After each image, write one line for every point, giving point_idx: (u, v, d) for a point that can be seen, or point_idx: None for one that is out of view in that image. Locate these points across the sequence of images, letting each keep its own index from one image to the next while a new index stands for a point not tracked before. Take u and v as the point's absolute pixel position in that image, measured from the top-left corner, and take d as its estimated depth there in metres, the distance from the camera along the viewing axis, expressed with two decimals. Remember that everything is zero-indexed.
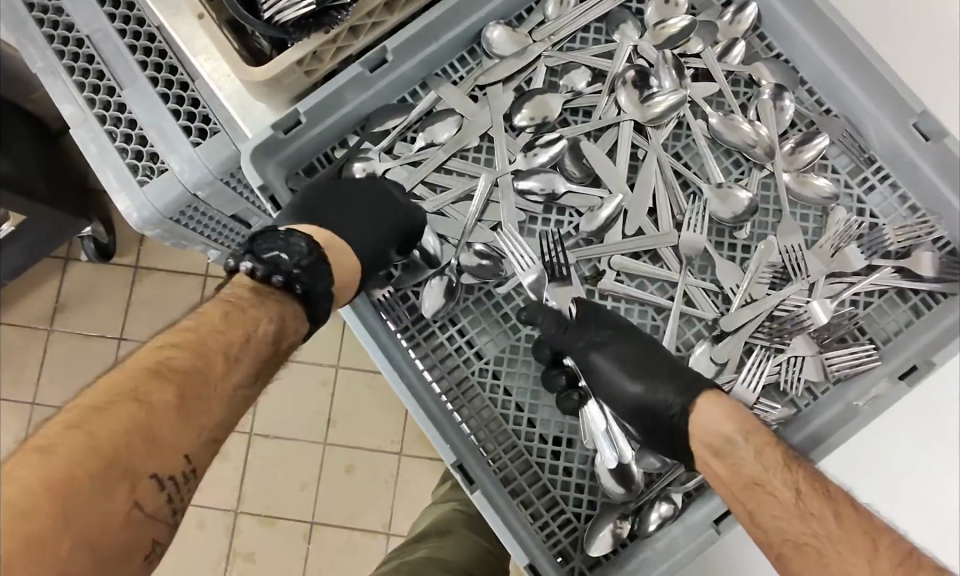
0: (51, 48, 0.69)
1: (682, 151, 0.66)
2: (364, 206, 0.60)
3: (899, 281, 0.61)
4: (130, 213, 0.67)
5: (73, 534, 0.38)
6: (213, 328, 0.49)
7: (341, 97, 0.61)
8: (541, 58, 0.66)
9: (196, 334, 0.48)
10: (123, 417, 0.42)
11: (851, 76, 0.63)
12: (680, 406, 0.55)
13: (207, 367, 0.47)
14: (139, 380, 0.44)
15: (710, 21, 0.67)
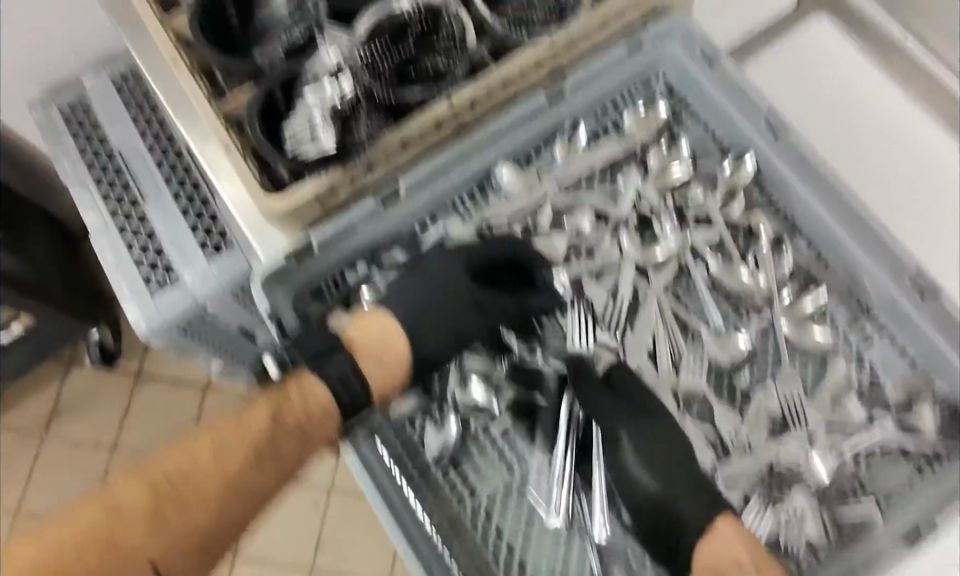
0: (86, 169, 0.77)
1: (683, 294, 0.67)
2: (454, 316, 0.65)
3: (901, 439, 0.60)
4: (140, 322, 0.71)
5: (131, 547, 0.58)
6: (287, 434, 0.62)
7: (354, 228, 0.64)
8: (549, 199, 0.68)
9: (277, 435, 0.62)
10: (170, 487, 0.60)
11: (847, 229, 0.64)
12: (695, 527, 0.56)
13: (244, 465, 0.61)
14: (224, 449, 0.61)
15: (711, 172, 0.70)
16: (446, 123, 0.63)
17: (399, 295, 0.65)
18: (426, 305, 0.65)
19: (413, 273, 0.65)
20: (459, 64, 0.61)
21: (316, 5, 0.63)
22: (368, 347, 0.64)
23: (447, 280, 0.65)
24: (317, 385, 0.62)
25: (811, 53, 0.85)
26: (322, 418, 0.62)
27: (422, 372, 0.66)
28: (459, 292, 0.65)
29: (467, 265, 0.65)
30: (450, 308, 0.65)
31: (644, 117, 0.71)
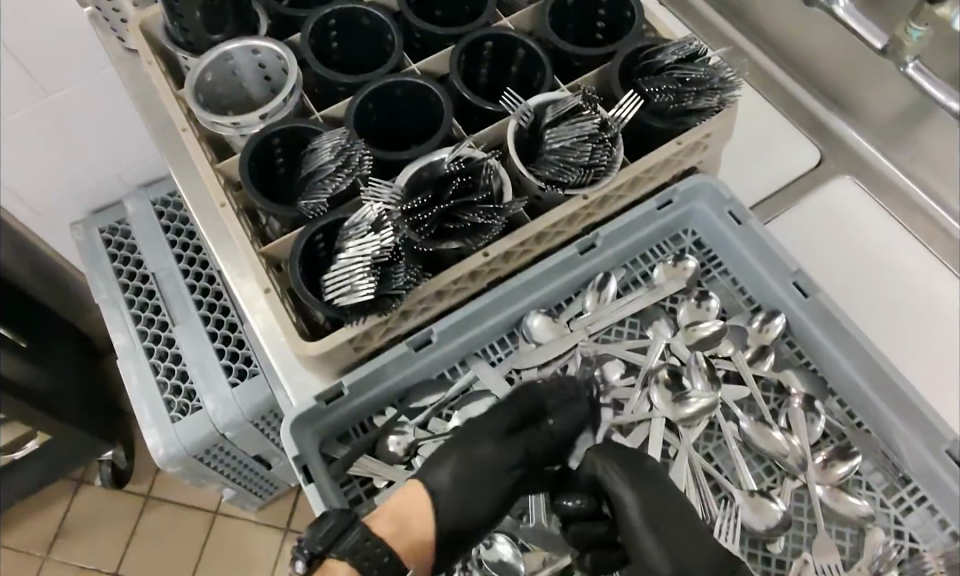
0: (144, 321, 0.92)
1: (714, 452, 0.66)
2: (477, 497, 0.62)
3: None
4: (158, 449, 0.85)
5: None
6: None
7: (383, 371, 0.64)
8: (578, 346, 0.68)
9: None
10: None
11: (880, 393, 0.64)
12: None
13: None
14: None
15: (741, 326, 0.69)
16: (481, 274, 0.64)
17: (444, 477, 0.62)
18: (473, 493, 0.62)
19: (444, 456, 0.62)
20: (498, 221, 0.61)
21: (362, 157, 0.64)
22: (406, 512, 0.60)
23: (480, 462, 0.62)
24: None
25: (833, 204, 0.80)
26: None
27: (464, 548, 0.62)
28: (494, 466, 0.62)
29: (496, 428, 0.63)
30: (487, 483, 0.62)
31: (671, 269, 0.72)
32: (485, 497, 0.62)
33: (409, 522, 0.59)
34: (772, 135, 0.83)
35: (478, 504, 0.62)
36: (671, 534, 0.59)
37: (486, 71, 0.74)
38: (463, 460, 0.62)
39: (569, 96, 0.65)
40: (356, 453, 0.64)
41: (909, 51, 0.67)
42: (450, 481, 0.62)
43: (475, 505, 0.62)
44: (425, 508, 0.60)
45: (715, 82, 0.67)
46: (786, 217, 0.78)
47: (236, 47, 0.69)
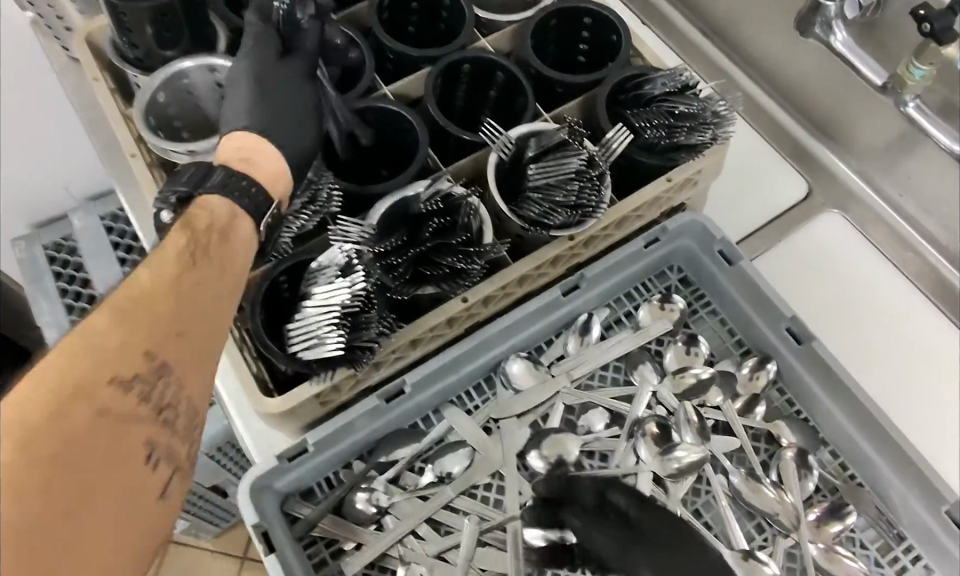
0: None
1: (703, 508, 0.62)
2: (288, 120, 0.57)
3: None
4: None
5: (97, 397, 0.37)
6: (196, 272, 0.43)
7: (351, 425, 0.59)
8: (560, 394, 0.64)
9: (168, 274, 0.41)
10: (179, 283, 0.42)
11: (875, 447, 0.61)
12: None
13: (199, 280, 0.43)
14: (153, 289, 0.41)
15: (729, 373, 0.66)
16: (459, 319, 0.59)
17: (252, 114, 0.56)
18: (280, 115, 0.57)
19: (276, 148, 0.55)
20: (477, 264, 0.57)
21: (329, 193, 0.59)
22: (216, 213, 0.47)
23: (300, 141, 0.57)
24: (229, 235, 0.47)
25: (821, 240, 0.77)
26: (228, 223, 0.47)
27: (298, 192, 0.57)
28: (308, 113, 0.59)
29: (313, 116, 0.59)
30: (306, 133, 0.58)
31: (657, 310, 0.68)
32: (303, 118, 0.58)
33: (229, 225, 0.47)
34: (760, 165, 0.80)
35: (296, 125, 0.57)
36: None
37: (462, 95, 0.69)
38: (252, 80, 0.58)
39: (552, 129, 0.62)
40: (321, 513, 0.59)
41: (910, 90, 0.64)
42: (271, 114, 0.56)
43: (294, 138, 0.56)
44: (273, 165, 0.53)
45: (708, 116, 0.63)
46: (774, 253, 0.75)
47: (191, 65, 0.63)
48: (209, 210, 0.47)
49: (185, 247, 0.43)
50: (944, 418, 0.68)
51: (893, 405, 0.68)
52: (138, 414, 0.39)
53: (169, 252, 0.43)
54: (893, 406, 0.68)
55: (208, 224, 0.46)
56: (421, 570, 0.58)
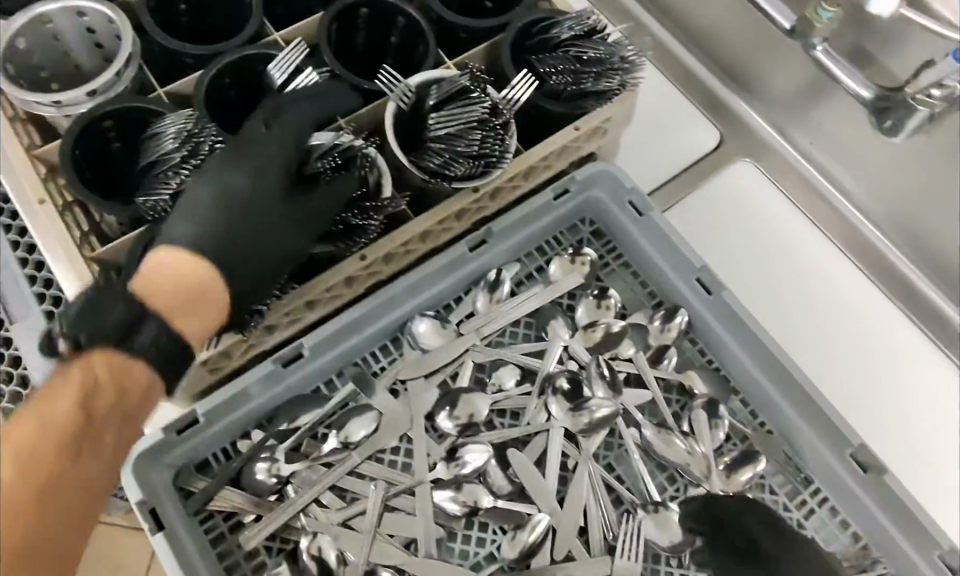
0: None
1: (615, 462, 0.62)
2: (271, 226, 0.50)
3: None
4: None
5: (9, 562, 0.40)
6: (113, 387, 0.43)
7: (246, 392, 0.55)
8: (469, 351, 0.63)
9: (96, 406, 0.43)
10: (62, 471, 0.42)
11: (782, 393, 0.61)
12: None
13: (81, 487, 0.42)
14: (70, 414, 0.41)
15: (642, 325, 0.65)
16: (359, 278, 0.56)
17: (223, 187, 0.49)
18: (233, 222, 0.49)
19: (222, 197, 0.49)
20: (375, 220, 0.54)
21: (212, 145, 0.55)
22: (160, 279, 0.46)
23: (257, 205, 0.50)
24: (132, 362, 0.44)
25: (732, 188, 0.76)
26: (137, 398, 0.44)
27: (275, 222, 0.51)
28: (310, 229, 0.52)
29: (279, 194, 0.51)
30: (305, 217, 0.51)
31: (568, 264, 0.67)
32: (281, 224, 0.51)
33: (139, 402, 0.45)
34: (673, 115, 0.79)
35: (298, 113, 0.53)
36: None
37: (361, 41, 0.65)
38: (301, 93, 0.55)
39: (454, 75, 0.58)
40: (218, 486, 0.56)
41: (818, 32, 0.63)
42: (254, 174, 0.50)
43: (251, 224, 0.49)
44: (210, 296, 0.47)
45: (615, 62, 0.61)
46: (686, 202, 0.75)
47: (55, 8, 0.58)
48: (174, 265, 0.46)
49: (95, 384, 0.43)
50: (845, 362, 0.68)
51: (804, 356, 0.68)
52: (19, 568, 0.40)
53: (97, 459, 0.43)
54: (803, 357, 0.68)
55: (115, 400, 0.43)
56: (327, 537, 0.56)
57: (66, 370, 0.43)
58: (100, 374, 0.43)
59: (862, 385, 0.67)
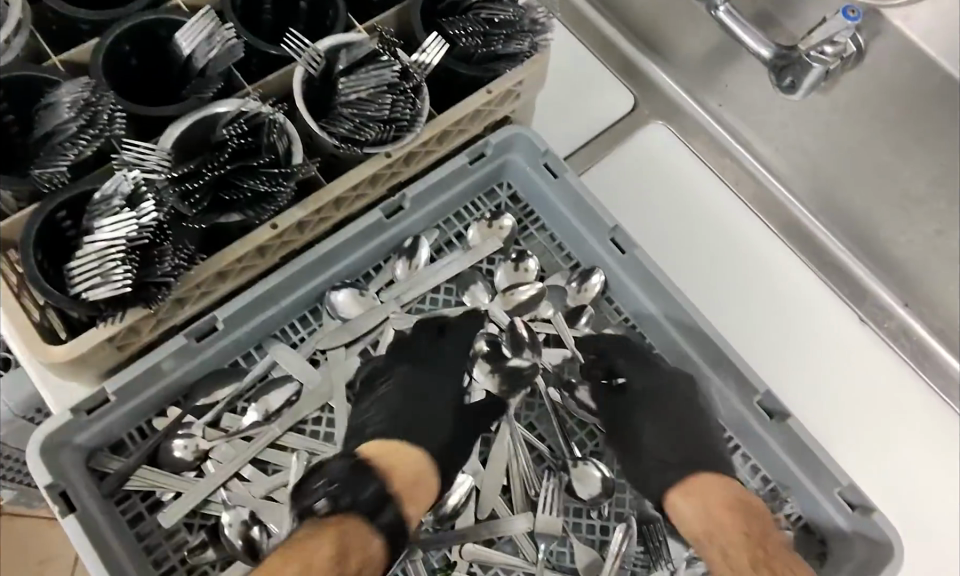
0: None
1: (536, 421, 0.63)
2: (423, 416, 0.60)
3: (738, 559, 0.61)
4: None
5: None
6: (336, 539, 0.50)
7: (159, 369, 0.54)
8: (389, 319, 0.63)
9: (315, 545, 0.49)
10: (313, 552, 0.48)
11: (695, 348, 0.63)
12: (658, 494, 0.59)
13: (321, 548, 0.49)
14: (326, 542, 0.49)
15: (560, 286, 0.66)
16: (272, 248, 0.55)
17: (379, 412, 0.59)
18: (410, 426, 0.59)
19: (375, 382, 0.60)
20: (287, 188, 0.52)
21: (112, 114, 0.51)
22: (401, 472, 0.55)
23: (432, 410, 0.60)
24: (370, 534, 0.51)
25: (646, 152, 0.78)
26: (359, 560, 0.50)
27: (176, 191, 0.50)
28: (442, 421, 0.60)
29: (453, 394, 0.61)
30: (424, 401, 0.60)
31: (487, 229, 0.67)
32: (442, 424, 0.59)
33: (365, 557, 0.50)
34: (589, 80, 0.80)
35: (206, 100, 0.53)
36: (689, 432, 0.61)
37: (268, 7, 0.62)
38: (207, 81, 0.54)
39: (363, 39, 0.57)
40: (134, 466, 0.55)
41: None
42: (378, 391, 0.60)
43: (413, 432, 0.59)
44: (427, 480, 0.56)
45: (525, 24, 0.61)
46: (601, 166, 0.76)
47: None
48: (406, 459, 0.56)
49: (338, 543, 0.49)
50: (755, 316, 0.71)
51: (715, 309, 0.71)
52: None
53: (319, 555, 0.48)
54: (714, 311, 0.71)
55: (363, 557, 0.50)
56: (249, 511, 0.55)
57: (320, 530, 0.50)
58: (347, 531, 0.51)
59: (771, 338, 0.70)
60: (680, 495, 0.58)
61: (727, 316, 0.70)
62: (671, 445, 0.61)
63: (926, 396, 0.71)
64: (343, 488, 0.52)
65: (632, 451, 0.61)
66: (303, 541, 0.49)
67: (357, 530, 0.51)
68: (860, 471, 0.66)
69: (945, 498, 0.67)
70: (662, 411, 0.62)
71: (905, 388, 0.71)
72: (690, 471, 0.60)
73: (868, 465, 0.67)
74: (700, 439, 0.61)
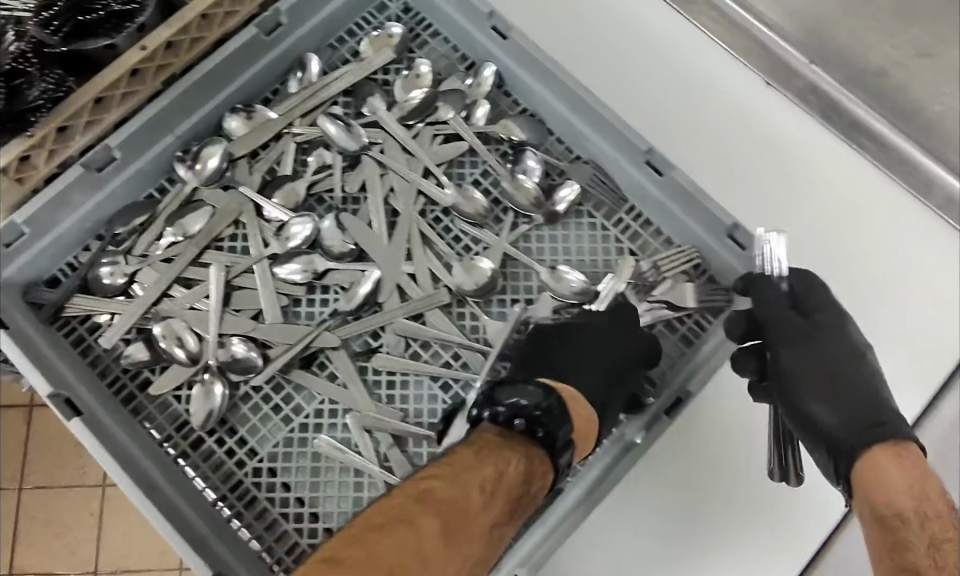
0: None
1: (443, 215, 0.65)
2: (579, 367, 0.59)
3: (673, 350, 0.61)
4: None
5: (450, 491, 0.43)
6: (477, 472, 0.45)
7: (67, 198, 0.58)
8: (287, 137, 0.65)
9: (485, 463, 0.46)
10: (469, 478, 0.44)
11: (587, 124, 0.64)
12: None
13: (535, 470, 0.48)
14: (500, 450, 0.47)
15: (456, 88, 0.67)
16: (149, 70, 0.57)
17: (555, 367, 0.59)
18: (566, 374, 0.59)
19: (542, 353, 0.60)
20: (142, 5, 0.55)
21: None
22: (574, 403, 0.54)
23: (609, 353, 0.59)
24: (545, 462, 0.49)
25: None
26: (535, 486, 0.48)
27: (36, 18, 0.52)
28: (593, 373, 0.59)
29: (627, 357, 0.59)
30: (583, 358, 0.59)
31: (377, 41, 0.68)
32: (583, 377, 0.59)
33: (534, 481, 0.48)
34: None
35: None
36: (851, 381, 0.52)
37: None
38: None
39: None
40: (67, 295, 0.60)
41: None
42: (295, 240, 0.63)
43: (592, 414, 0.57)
44: (589, 422, 0.55)
45: None
46: None
47: None
48: (582, 405, 0.55)
49: (522, 464, 0.47)
50: (668, 104, 0.68)
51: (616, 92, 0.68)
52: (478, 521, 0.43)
53: (535, 469, 0.48)
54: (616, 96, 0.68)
55: (531, 485, 0.47)
56: (179, 321, 0.60)
57: (510, 438, 0.49)
58: (536, 458, 0.48)
59: (676, 115, 0.68)
60: (900, 464, 0.49)
61: (631, 102, 0.68)
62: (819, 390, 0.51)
63: (865, 178, 0.67)
64: (545, 415, 0.49)
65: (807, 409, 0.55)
66: (482, 445, 0.48)
67: (539, 467, 0.48)
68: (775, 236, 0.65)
69: (866, 252, 0.65)
70: (860, 372, 0.51)
71: (826, 150, 0.67)
72: (894, 454, 0.49)
73: (779, 240, 0.65)
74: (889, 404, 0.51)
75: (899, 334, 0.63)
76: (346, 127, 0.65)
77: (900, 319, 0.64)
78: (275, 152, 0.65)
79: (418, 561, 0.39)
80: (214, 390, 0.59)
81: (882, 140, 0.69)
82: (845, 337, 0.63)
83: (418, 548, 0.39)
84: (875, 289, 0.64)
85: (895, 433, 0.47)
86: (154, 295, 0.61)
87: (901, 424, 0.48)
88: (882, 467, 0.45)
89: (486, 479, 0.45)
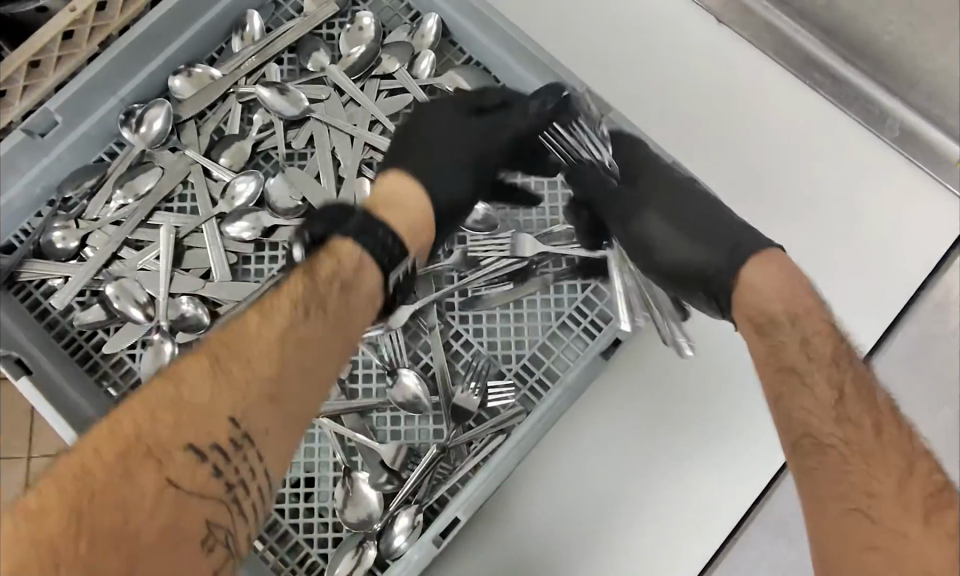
0: None
1: None
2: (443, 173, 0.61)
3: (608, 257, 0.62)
4: None
5: (213, 359, 0.43)
6: (262, 309, 0.46)
7: (12, 163, 0.59)
8: (232, 96, 0.65)
9: (270, 315, 0.46)
10: (258, 335, 0.45)
11: (532, 72, 0.64)
12: (728, 278, 0.54)
13: (350, 307, 0.49)
14: (294, 292, 0.48)
15: (401, 40, 0.67)
16: (83, 31, 0.57)
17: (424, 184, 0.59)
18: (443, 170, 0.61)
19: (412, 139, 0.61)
20: None
21: None
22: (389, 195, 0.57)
23: (453, 144, 0.61)
24: (347, 242, 0.51)
25: None
26: (355, 270, 0.50)
27: None
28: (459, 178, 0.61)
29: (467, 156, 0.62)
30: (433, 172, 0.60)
31: None
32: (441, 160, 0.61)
33: (349, 268, 0.50)
34: None
35: None
36: (687, 193, 0.60)
37: None
38: None
39: None
40: (20, 258, 0.61)
41: None
42: (240, 198, 0.63)
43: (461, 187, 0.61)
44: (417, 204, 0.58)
45: None
46: None
47: None
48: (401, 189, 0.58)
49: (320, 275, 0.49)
50: (618, 43, 0.67)
51: (563, 37, 0.67)
52: (264, 337, 0.45)
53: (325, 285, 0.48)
54: (561, 40, 0.67)
55: (337, 264, 0.50)
56: (131, 281, 0.61)
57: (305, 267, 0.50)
58: (321, 257, 0.50)
59: (631, 63, 0.66)
60: (756, 267, 0.54)
61: (580, 45, 0.67)
62: (683, 235, 0.58)
63: (845, 133, 0.65)
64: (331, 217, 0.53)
65: (681, 227, 0.59)
66: (266, 297, 0.48)
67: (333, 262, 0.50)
68: (766, 197, 0.64)
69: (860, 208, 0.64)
70: (698, 203, 0.59)
71: (802, 102, 0.66)
72: (744, 265, 0.54)
73: (725, 177, 0.64)
74: (729, 221, 0.57)
75: (851, 265, 0.63)
76: (279, 89, 0.64)
77: (850, 250, 0.63)
78: (222, 111, 0.65)
79: (176, 423, 0.40)
80: (164, 349, 0.60)
81: (836, 75, 0.68)
82: (839, 293, 0.62)
83: (178, 414, 0.40)
84: (881, 245, 0.63)
85: (751, 246, 0.55)
86: (105, 255, 0.62)
87: (754, 236, 0.56)
88: (748, 278, 0.53)
89: (280, 319, 0.46)
